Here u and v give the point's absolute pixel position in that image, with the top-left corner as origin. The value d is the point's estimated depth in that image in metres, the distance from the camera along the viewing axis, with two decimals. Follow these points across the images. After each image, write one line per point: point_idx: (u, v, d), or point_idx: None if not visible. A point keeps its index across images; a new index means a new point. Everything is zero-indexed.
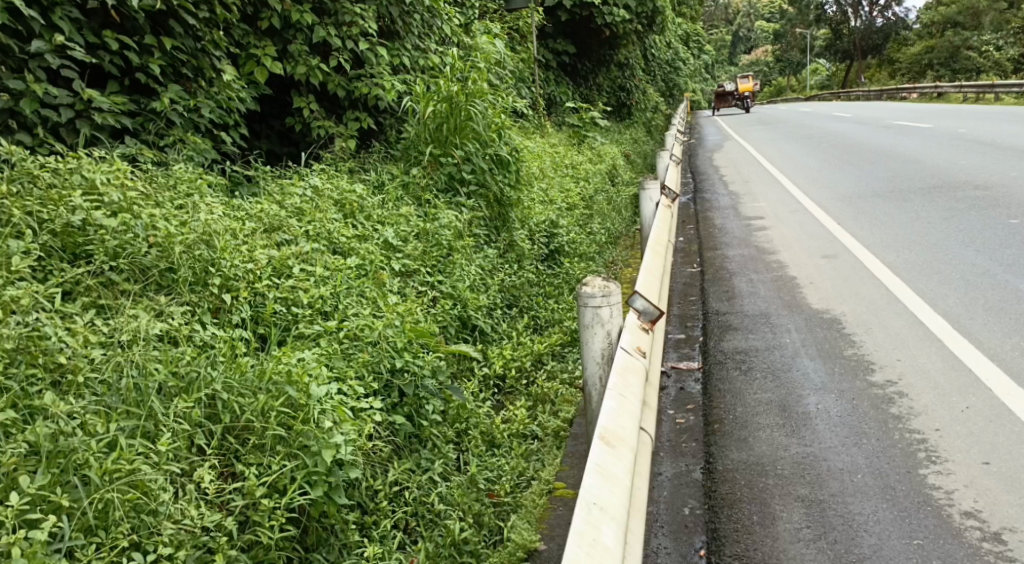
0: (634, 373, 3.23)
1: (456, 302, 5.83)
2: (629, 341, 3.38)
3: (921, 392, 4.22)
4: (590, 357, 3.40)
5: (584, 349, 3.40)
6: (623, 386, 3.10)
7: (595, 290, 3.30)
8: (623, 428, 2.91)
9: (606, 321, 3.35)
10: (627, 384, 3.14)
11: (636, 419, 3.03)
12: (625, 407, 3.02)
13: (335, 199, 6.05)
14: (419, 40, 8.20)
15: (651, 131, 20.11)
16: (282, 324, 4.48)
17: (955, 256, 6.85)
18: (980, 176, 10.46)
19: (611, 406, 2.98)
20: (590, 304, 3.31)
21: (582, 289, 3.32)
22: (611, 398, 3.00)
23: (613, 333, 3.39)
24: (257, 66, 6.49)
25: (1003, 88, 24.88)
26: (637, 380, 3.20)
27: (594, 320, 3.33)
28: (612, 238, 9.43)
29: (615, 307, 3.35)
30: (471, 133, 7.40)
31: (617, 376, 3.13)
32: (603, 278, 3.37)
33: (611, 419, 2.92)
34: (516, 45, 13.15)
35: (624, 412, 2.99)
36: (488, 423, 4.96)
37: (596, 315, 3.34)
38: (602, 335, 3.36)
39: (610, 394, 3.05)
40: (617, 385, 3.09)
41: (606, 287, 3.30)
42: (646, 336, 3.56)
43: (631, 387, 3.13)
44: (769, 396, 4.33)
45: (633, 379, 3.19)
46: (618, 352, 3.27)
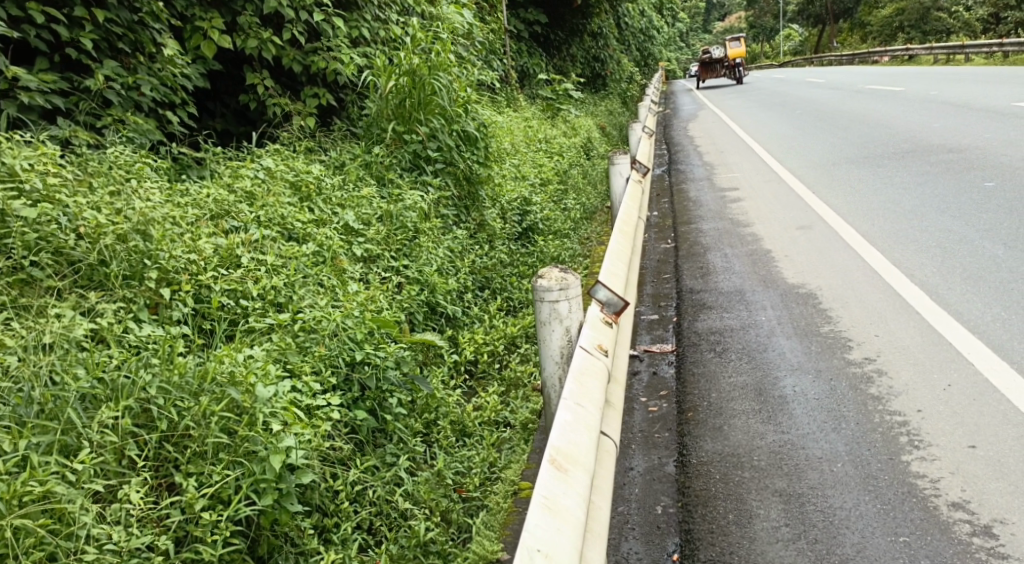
0: (593, 376, 2.99)
1: (424, 286, 5.59)
2: (589, 338, 3.14)
3: (900, 370, 4.04)
4: (549, 356, 3.17)
5: (541, 346, 3.17)
6: (580, 395, 2.85)
7: (551, 282, 3.06)
8: (577, 445, 2.66)
9: (564, 316, 3.12)
10: (585, 390, 2.89)
11: (594, 432, 2.79)
12: (581, 419, 2.77)
13: (290, 181, 5.78)
14: (379, 10, 7.88)
15: (627, 102, 19.84)
16: (230, 318, 4.25)
17: (931, 222, 6.68)
18: (954, 139, 10.30)
19: (565, 419, 2.73)
20: (547, 298, 3.07)
21: (538, 282, 3.08)
22: (566, 410, 2.75)
23: (572, 330, 3.16)
24: (204, 40, 6.22)
25: (975, 49, 24.77)
26: (597, 385, 2.96)
27: (551, 316, 3.10)
28: (587, 213, 9.20)
29: (574, 301, 3.11)
30: (436, 108, 7.10)
31: (574, 382, 2.88)
32: (560, 269, 3.14)
33: (563, 437, 2.67)
34: (485, 16, 12.82)
35: (580, 426, 2.75)
36: (459, 412, 4.74)
37: (554, 310, 3.10)
38: (561, 331, 3.12)
39: (565, 404, 2.80)
40: (573, 394, 2.84)
41: (564, 281, 3.06)
42: (610, 331, 3.32)
43: (590, 394, 2.89)
44: (743, 379, 4.13)
45: (592, 384, 2.95)
46: (577, 352, 3.03)
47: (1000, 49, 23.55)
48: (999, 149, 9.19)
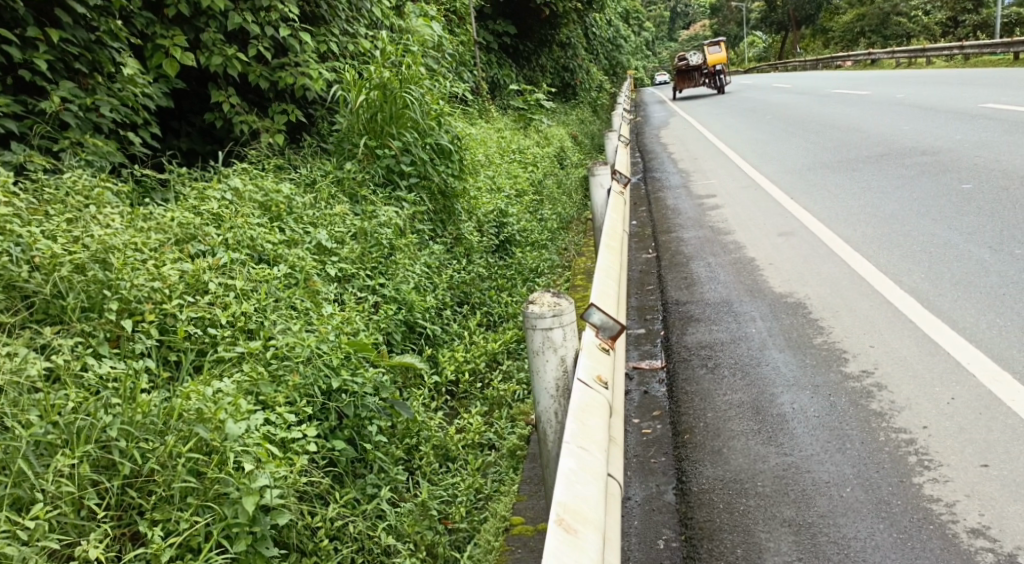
0: (594, 412, 2.77)
1: (401, 305, 5.40)
2: (587, 370, 2.93)
3: (900, 383, 3.89)
4: (543, 389, 2.97)
5: (535, 378, 2.96)
6: (583, 437, 2.62)
7: (544, 309, 2.86)
8: (584, 500, 2.41)
9: (559, 346, 2.91)
10: (588, 431, 2.66)
11: (601, 481, 2.53)
12: (586, 464, 2.54)
13: (259, 201, 5.55)
14: (348, 24, 7.67)
15: (598, 110, 19.74)
16: (198, 349, 4.04)
17: (913, 226, 6.58)
18: (926, 142, 10.27)
19: (569, 467, 2.49)
20: (540, 326, 2.86)
21: (529, 309, 2.88)
22: (569, 457, 2.52)
23: (567, 359, 2.95)
24: (165, 58, 6.01)
25: (935, 52, 24.94)
26: (599, 422, 2.74)
27: (545, 345, 2.89)
28: (564, 223, 9.05)
29: (569, 328, 2.91)
30: (409, 122, 6.93)
31: (575, 422, 2.66)
32: (552, 295, 2.94)
33: (568, 490, 2.41)
34: (454, 26, 12.67)
35: (586, 473, 2.51)
36: (442, 435, 4.55)
37: (547, 339, 2.90)
38: (556, 362, 2.92)
39: (567, 449, 2.56)
40: (575, 436, 2.61)
41: (557, 306, 2.86)
42: (607, 358, 3.11)
43: (594, 435, 2.66)
44: (739, 397, 3.97)
45: (594, 422, 2.72)
46: (576, 386, 2.81)
47: (960, 52, 23.76)
48: (972, 151, 9.16)
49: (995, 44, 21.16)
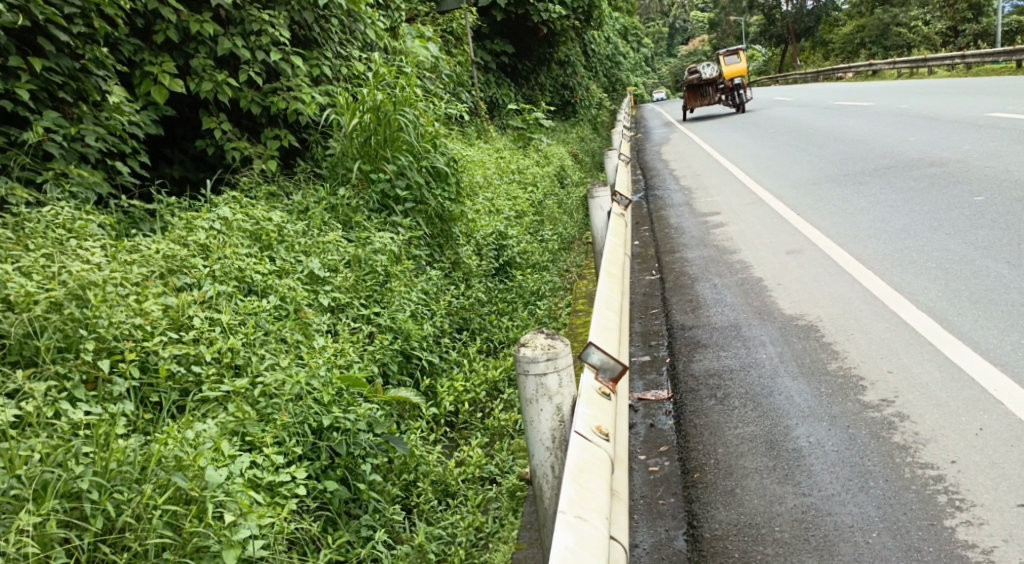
0: (594, 472, 2.56)
1: (397, 334, 5.20)
2: (585, 421, 2.72)
3: (924, 412, 3.70)
4: (538, 441, 2.76)
5: (530, 429, 2.75)
6: (580, 503, 2.41)
7: (537, 352, 2.65)
8: None
9: (553, 393, 2.71)
10: (587, 495, 2.46)
11: (602, 555, 2.32)
12: (584, 536, 2.33)
13: (248, 230, 5.36)
14: (341, 47, 7.53)
15: (598, 127, 19.63)
16: (182, 388, 3.84)
17: (926, 241, 6.39)
18: (934, 153, 10.09)
19: (565, 543, 2.28)
20: (533, 372, 2.66)
21: (521, 353, 2.68)
22: (565, 531, 2.30)
23: (563, 409, 2.74)
24: (154, 85, 5.87)
25: (937, 61, 24.77)
26: (598, 482, 2.53)
27: (538, 393, 2.69)
28: (566, 244, 8.88)
29: (564, 373, 2.71)
30: (403, 145, 6.78)
31: (573, 486, 2.45)
32: (546, 336, 2.74)
33: None
34: (451, 47, 12.59)
35: (584, 547, 2.30)
36: (441, 470, 4.36)
37: (541, 387, 2.70)
38: (551, 411, 2.72)
39: (563, 520, 2.35)
40: (571, 504, 2.40)
41: (551, 349, 2.66)
42: (608, 403, 2.90)
43: (594, 499, 2.46)
44: (751, 430, 3.78)
45: (593, 482, 2.52)
46: (573, 441, 2.60)
47: (962, 60, 23.53)
48: (982, 161, 8.98)
49: (997, 52, 21.01)
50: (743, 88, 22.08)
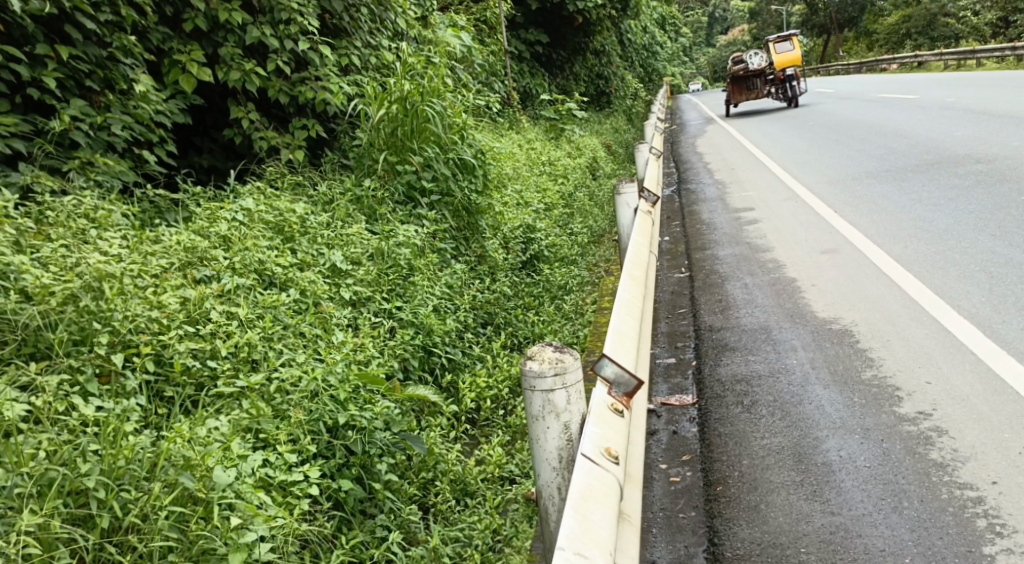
0: (599, 500, 2.43)
1: (419, 329, 5.09)
2: (594, 442, 2.59)
3: (963, 429, 3.57)
4: (545, 460, 2.64)
5: (536, 448, 2.64)
6: (583, 536, 2.28)
7: (545, 367, 2.54)
8: None
9: (562, 410, 2.59)
10: (590, 527, 2.33)
11: None
12: None
13: (271, 222, 5.29)
14: (370, 36, 7.43)
15: (633, 118, 19.40)
16: (197, 383, 3.76)
17: (969, 243, 6.19)
18: (978, 149, 9.82)
19: None
20: (540, 388, 2.54)
21: (528, 367, 2.56)
22: None
23: (572, 427, 2.62)
24: (183, 74, 5.81)
25: (985, 53, 24.19)
26: (604, 512, 2.40)
27: (546, 410, 2.58)
28: (596, 237, 8.72)
29: (573, 390, 2.59)
30: (431, 136, 6.68)
31: (575, 518, 2.32)
32: (555, 348, 2.62)
33: None
34: (485, 36, 12.45)
35: None
36: (460, 469, 4.26)
37: (549, 403, 2.59)
38: (559, 429, 2.60)
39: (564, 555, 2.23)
40: (573, 537, 2.27)
41: (559, 364, 2.55)
42: (619, 420, 2.77)
43: (598, 532, 2.33)
44: (779, 441, 3.66)
45: (598, 513, 2.39)
46: (580, 466, 2.48)
47: (1011, 52, 22.95)
48: None
49: None
50: (794, 79, 20.13)
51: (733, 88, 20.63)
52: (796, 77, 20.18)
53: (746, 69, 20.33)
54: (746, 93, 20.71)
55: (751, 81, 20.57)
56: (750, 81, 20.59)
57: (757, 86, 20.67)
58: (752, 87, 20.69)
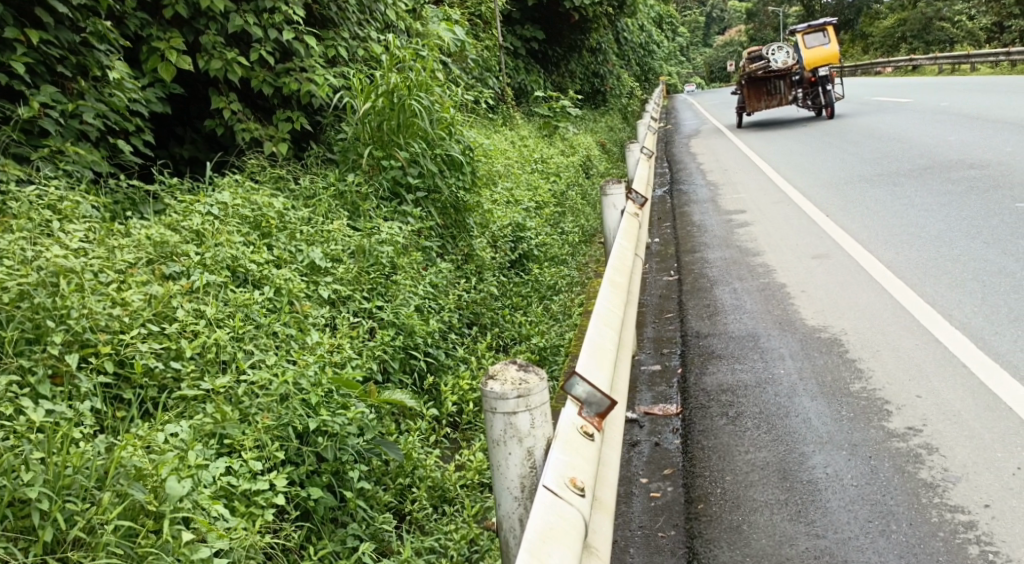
0: (559, 540, 2.26)
1: (400, 330, 4.91)
2: (557, 471, 2.44)
3: (954, 447, 3.45)
4: (506, 489, 2.46)
5: (497, 474, 2.46)
6: None
7: (507, 386, 2.37)
8: None
9: (525, 434, 2.42)
10: None
11: None
12: None
13: (247, 217, 5.10)
14: (358, 27, 7.26)
15: (628, 117, 19.25)
16: (160, 385, 3.58)
17: (961, 250, 6.07)
18: (972, 154, 9.71)
19: None
20: (501, 410, 2.38)
21: (489, 386, 2.40)
22: None
23: (536, 454, 2.45)
24: (161, 61, 5.62)
25: (979, 58, 24.14)
26: (563, 553, 2.23)
27: (507, 434, 2.41)
28: (587, 237, 8.55)
29: (537, 413, 2.42)
30: (418, 131, 6.52)
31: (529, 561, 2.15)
32: (520, 366, 2.45)
33: None
34: (479, 32, 12.27)
35: None
36: (439, 475, 4.06)
37: (511, 427, 2.42)
38: (521, 455, 2.43)
39: None
40: None
41: (521, 385, 2.38)
42: (590, 444, 2.64)
43: None
44: (763, 456, 3.53)
45: (557, 553, 2.23)
46: (540, 501, 2.32)
47: (1006, 56, 22.91)
48: None
49: None
50: (829, 82, 16.03)
51: (749, 91, 16.79)
52: (828, 80, 15.99)
53: (766, 69, 16.44)
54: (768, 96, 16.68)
55: (772, 83, 16.71)
56: (771, 83, 16.74)
57: (781, 89, 16.74)
58: (774, 90, 16.82)
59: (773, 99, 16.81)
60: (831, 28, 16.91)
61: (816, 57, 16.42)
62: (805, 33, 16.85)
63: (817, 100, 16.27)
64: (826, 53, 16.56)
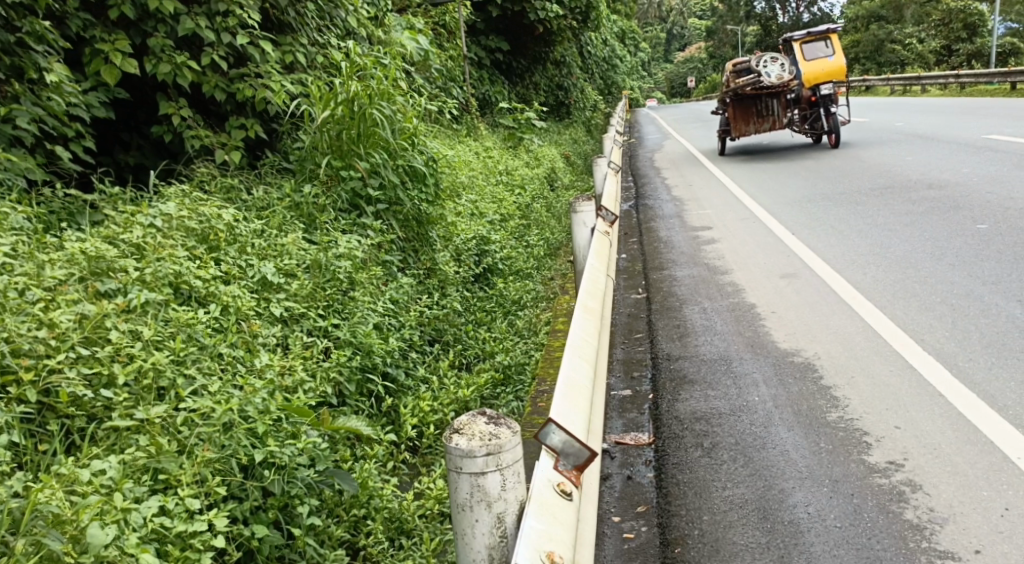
0: None
1: (357, 350, 4.63)
2: (530, 542, 2.23)
3: (938, 484, 3.29)
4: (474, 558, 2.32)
5: (465, 542, 2.32)
6: None
7: (474, 444, 2.24)
8: None
9: (494, 498, 2.28)
10: None
11: None
12: None
13: (195, 229, 4.79)
14: (317, 34, 6.97)
15: (591, 130, 19.15)
16: (89, 415, 3.29)
17: (928, 271, 5.95)
18: (932, 174, 9.70)
19: None
20: (468, 470, 2.24)
21: (455, 444, 2.26)
22: None
23: (507, 519, 2.30)
24: (105, 64, 5.30)
25: (930, 81, 24.53)
26: None
27: (474, 497, 2.27)
28: (553, 251, 8.34)
29: (507, 474, 2.28)
30: (379, 141, 6.22)
31: None
32: (489, 420, 2.31)
33: None
34: (443, 42, 12.07)
35: None
36: (398, 507, 3.76)
37: (478, 490, 2.27)
38: (490, 521, 2.28)
39: None
40: None
41: (491, 441, 2.24)
42: (568, 502, 2.44)
43: None
44: (741, 493, 3.34)
45: None
46: None
47: (954, 80, 23.29)
48: (982, 186, 8.59)
49: (993, 73, 20.83)
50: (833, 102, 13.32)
51: (735, 111, 14.14)
52: (832, 100, 13.41)
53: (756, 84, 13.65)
54: (755, 120, 14.15)
55: (763, 102, 14.06)
56: (761, 101, 14.10)
57: (774, 109, 14.09)
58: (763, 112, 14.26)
59: (763, 121, 14.17)
60: (835, 37, 13.86)
61: (817, 71, 13.56)
62: (803, 41, 13.91)
63: (818, 123, 13.49)
64: (830, 67, 13.61)
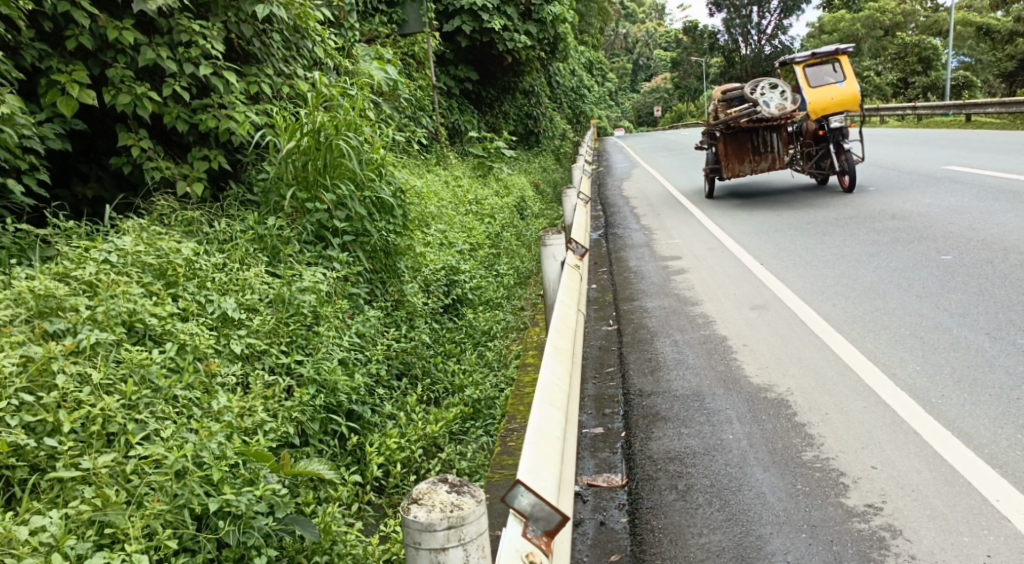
0: None
1: (321, 387, 4.46)
2: None
3: (918, 528, 3.21)
4: None
5: None
6: None
7: (436, 517, 2.31)
8: None
9: None
10: None
11: None
12: None
13: (151, 264, 4.63)
14: (283, 63, 6.83)
15: (561, 158, 19.17)
16: (33, 465, 3.14)
17: (898, 303, 5.92)
18: (896, 204, 9.75)
19: None
20: (430, 543, 2.30)
21: (417, 517, 2.33)
22: None
23: None
24: (61, 96, 5.16)
25: (889, 112, 24.93)
26: None
27: None
28: (523, 280, 8.24)
29: (470, 547, 2.34)
30: (346, 172, 6.08)
31: None
32: (451, 494, 2.39)
33: None
34: (412, 71, 12.01)
35: None
36: (364, 551, 3.57)
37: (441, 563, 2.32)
38: None
39: None
40: None
41: (454, 514, 2.31)
42: None
43: None
44: (718, 540, 3.24)
45: None
46: None
47: (911, 111, 23.69)
48: (946, 216, 8.64)
49: (948, 105, 21.23)
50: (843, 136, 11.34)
51: (727, 148, 11.91)
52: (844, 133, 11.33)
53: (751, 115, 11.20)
54: (751, 157, 11.93)
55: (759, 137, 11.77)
56: (759, 134, 11.86)
57: (774, 144, 11.78)
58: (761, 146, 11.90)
59: (762, 158, 11.93)
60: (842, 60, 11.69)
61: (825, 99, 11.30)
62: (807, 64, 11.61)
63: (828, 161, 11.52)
64: (840, 94, 11.29)
